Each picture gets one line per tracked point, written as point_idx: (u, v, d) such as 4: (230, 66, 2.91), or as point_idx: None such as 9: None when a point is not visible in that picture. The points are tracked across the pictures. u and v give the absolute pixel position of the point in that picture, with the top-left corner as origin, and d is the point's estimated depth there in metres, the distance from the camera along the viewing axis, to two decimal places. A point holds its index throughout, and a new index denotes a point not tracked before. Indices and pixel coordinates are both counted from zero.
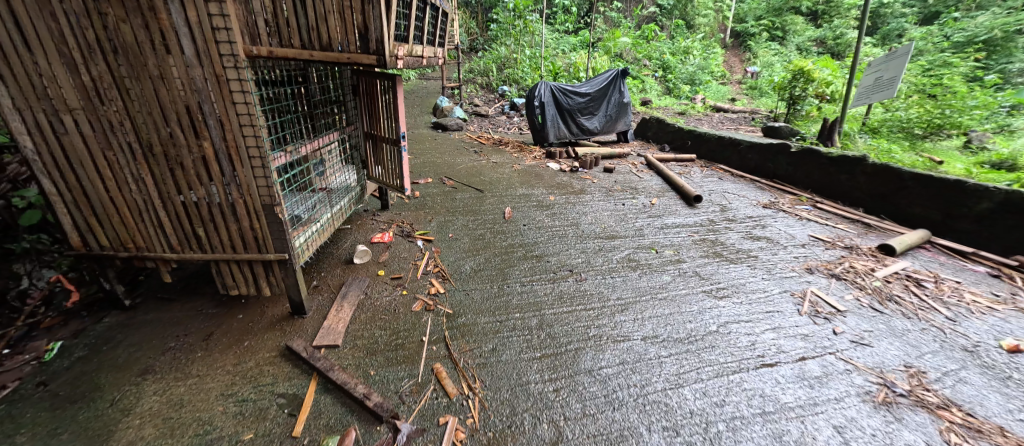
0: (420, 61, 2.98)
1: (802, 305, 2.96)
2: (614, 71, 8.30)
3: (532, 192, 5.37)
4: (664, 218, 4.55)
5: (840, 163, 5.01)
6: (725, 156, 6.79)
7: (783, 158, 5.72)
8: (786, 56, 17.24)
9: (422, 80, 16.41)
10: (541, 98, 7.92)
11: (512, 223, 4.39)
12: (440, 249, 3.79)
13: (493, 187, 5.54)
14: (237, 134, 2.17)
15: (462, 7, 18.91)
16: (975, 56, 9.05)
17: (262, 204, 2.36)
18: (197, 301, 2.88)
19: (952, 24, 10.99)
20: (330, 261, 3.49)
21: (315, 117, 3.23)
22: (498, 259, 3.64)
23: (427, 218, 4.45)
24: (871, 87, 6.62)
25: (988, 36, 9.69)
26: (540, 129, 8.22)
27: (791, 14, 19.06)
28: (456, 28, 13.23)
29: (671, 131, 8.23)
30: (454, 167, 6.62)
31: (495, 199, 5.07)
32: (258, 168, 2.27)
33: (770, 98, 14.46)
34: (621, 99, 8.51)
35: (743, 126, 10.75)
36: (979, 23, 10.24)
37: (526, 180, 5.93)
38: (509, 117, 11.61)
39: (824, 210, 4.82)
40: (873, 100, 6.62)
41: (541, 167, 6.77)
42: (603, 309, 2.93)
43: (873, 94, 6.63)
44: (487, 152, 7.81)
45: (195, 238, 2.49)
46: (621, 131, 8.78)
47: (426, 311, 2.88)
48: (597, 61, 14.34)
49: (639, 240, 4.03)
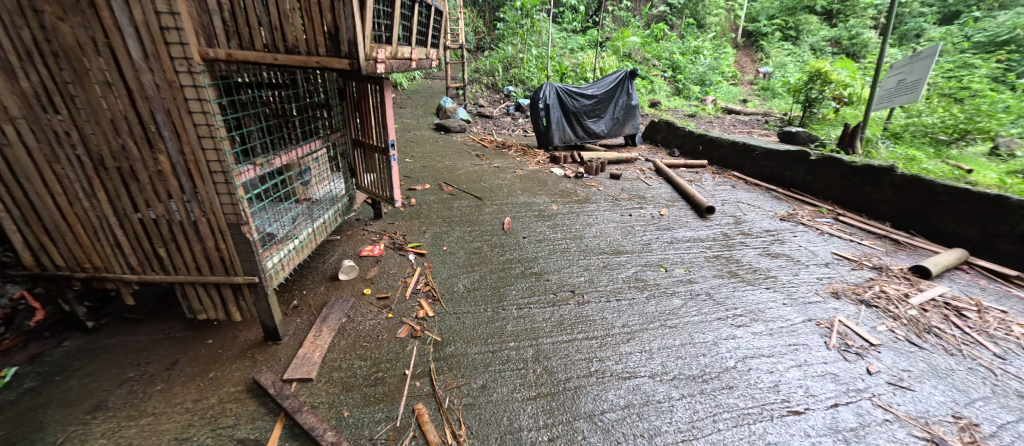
0: (408, 64, 2.74)
1: (830, 338, 2.66)
2: (622, 72, 8.00)
3: (535, 200, 5.11)
4: (674, 232, 4.25)
5: (863, 174, 4.68)
6: (738, 162, 6.47)
7: (802, 166, 5.39)
8: (798, 57, 16.79)
9: (427, 80, 16.20)
10: (546, 100, 7.67)
11: (512, 235, 4.14)
12: (433, 265, 3.54)
13: (493, 195, 5.29)
14: (196, 147, 1.93)
15: (469, 7, 18.71)
16: (1001, 57, 8.62)
17: (228, 223, 2.13)
18: (166, 323, 2.65)
19: (974, 25, 10.56)
20: (314, 277, 3.25)
21: (301, 123, 3.04)
22: (496, 277, 3.38)
23: (421, 229, 4.20)
24: (894, 89, 6.24)
25: (1011, 35, 9.33)
26: (544, 132, 7.95)
27: (804, 13, 18.58)
28: (461, 27, 13.00)
29: (681, 135, 7.92)
30: (455, 172, 6.38)
31: (495, 208, 4.82)
32: (221, 184, 2.03)
33: (783, 100, 14.04)
34: (629, 101, 8.20)
35: (756, 129, 10.38)
36: (1001, 23, 9.82)
37: (528, 187, 5.67)
38: (514, 118, 11.35)
39: (847, 224, 4.49)
40: (895, 103, 6.24)
41: (545, 172, 6.50)
42: (607, 338, 2.66)
43: (896, 96, 6.25)
44: (490, 156, 7.55)
45: (156, 259, 2.26)
46: (629, 134, 8.48)
47: (412, 339, 2.63)
48: (605, 60, 14.03)
49: (647, 256, 3.74)
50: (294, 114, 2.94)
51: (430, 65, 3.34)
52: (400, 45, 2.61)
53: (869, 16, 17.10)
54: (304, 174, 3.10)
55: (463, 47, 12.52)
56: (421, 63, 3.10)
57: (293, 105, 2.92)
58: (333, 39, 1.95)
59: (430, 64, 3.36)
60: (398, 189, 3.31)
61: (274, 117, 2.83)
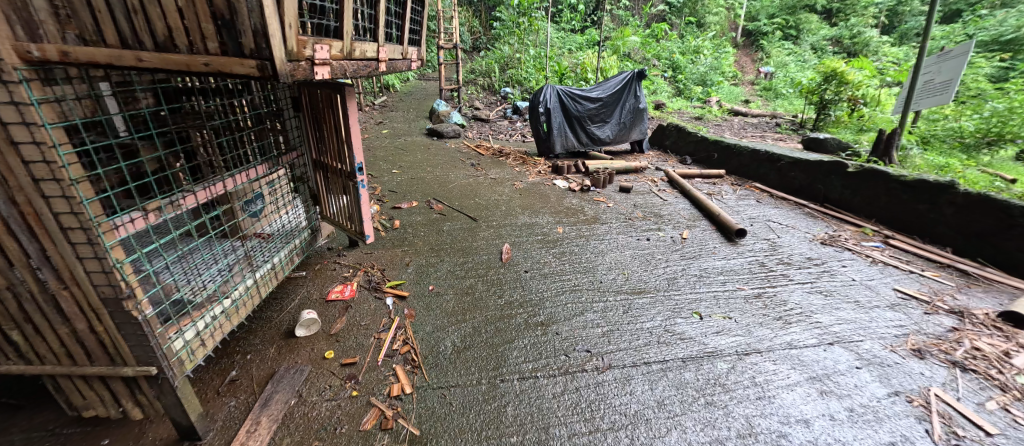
0: (373, 66, 2.08)
1: (932, 424, 2.02)
2: (628, 73, 7.37)
3: (537, 221, 4.46)
4: (703, 261, 3.63)
5: (915, 190, 4.06)
6: (760, 172, 5.84)
7: (837, 179, 4.78)
8: (801, 56, 16.22)
9: (420, 82, 15.52)
10: (546, 104, 7.05)
11: (511, 268, 3.49)
12: (415, 312, 2.88)
13: (489, 214, 4.64)
14: (31, 195, 1.27)
15: (465, 6, 18.10)
16: (1002, 56, 8.22)
17: (103, 298, 1.48)
18: (53, 411, 1.99)
19: (979, 22, 10.05)
20: (264, 335, 2.60)
21: (262, 136, 2.50)
22: (493, 328, 2.73)
23: (403, 261, 3.55)
24: (918, 91, 5.53)
25: (1015, 34, 8.70)
26: (545, 139, 7.31)
27: (805, 12, 18.03)
28: (454, 26, 12.35)
29: (693, 141, 7.30)
30: (447, 185, 5.73)
31: (491, 232, 4.16)
32: (84, 246, 1.37)
33: (789, 100, 13.47)
34: (636, 105, 7.58)
35: (768, 133, 9.76)
36: (1002, 21, 9.33)
37: (528, 203, 5.02)
38: (512, 122, 10.71)
39: (899, 249, 3.87)
40: (921, 106, 5.49)
41: (546, 184, 5.85)
42: (637, 428, 2.01)
43: (921, 100, 5.52)
44: (485, 165, 6.89)
45: (12, 345, 1.61)
46: (635, 140, 7.86)
47: (379, 433, 1.97)
48: (605, 60, 13.40)
49: (674, 296, 3.11)
50: (251, 125, 2.39)
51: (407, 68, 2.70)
52: (358, 39, 1.94)
53: (869, 14, 16.54)
54: (252, 203, 2.46)
55: (457, 47, 11.84)
56: (395, 67, 2.45)
57: (249, 115, 2.37)
58: (231, 28, 1.29)
59: (408, 66, 2.70)
60: (370, 222, 2.68)
61: (225, 130, 2.30)
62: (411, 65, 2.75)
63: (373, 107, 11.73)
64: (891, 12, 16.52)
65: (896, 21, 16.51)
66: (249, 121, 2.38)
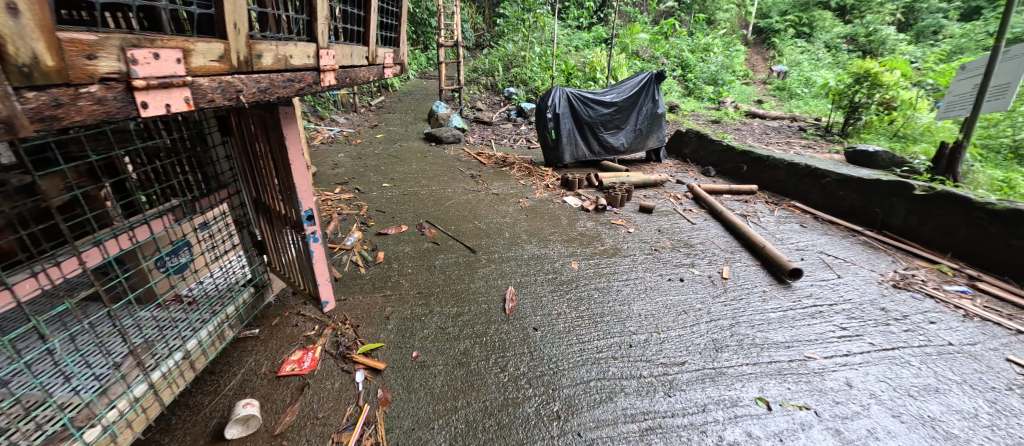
0: (301, 78, 1.45)
1: None
2: (645, 74, 6.67)
3: (546, 252, 3.78)
4: (755, 312, 2.94)
5: (1007, 222, 3.34)
6: (800, 189, 5.12)
7: (900, 202, 4.06)
8: (814, 54, 15.34)
9: (420, 81, 14.82)
10: (555, 109, 6.36)
11: (517, 322, 2.81)
12: (392, 395, 2.20)
13: (490, 241, 3.97)
14: None
15: (468, 2, 17.41)
16: None
17: None
18: None
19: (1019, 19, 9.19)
20: (185, 437, 1.93)
21: (203, 161, 1.91)
22: (493, 425, 2.04)
23: (384, 313, 2.87)
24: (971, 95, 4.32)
25: None
26: (553, 147, 6.61)
27: (819, 9, 17.13)
28: (454, 23, 11.66)
29: (717, 150, 6.59)
30: (442, 203, 5.04)
31: (491, 270, 3.47)
32: None
33: (805, 100, 12.65)
34: (654, 109, 6.87)
35: (792, 140, 8.97)
36: None
37: (535, 227, 4.33)
38: (515, 125, 9.99)
39: (995, 296, 3.15)
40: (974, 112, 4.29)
41: (555, 202, 5.18)
42: None
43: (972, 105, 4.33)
44: (487, 178, 6.20)
45: None
46: (652, 148, 7.16)
47: None
48: (614, 59, 12.62)
49: (728, 369, 2.42)
50: (189, 147, 1.80)
51: (378, 78, 2.03)
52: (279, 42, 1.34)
53: (887, 11, 15.64)
54: (174, 255, 1.84)
55: (458, 44, 11.10)
56: (355, 77, 1.78)
57: (189, 135, 1.79)
58: None
59: (379, 75, 2.03)
60: (327, 284, 2.01)
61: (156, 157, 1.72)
62: (384, 73, 2.07)
63: (369, 109, 11.04)
64: (908, 9, 15.56)
65: (912, 19, 15.55)
66: (189, 141, 1.81)
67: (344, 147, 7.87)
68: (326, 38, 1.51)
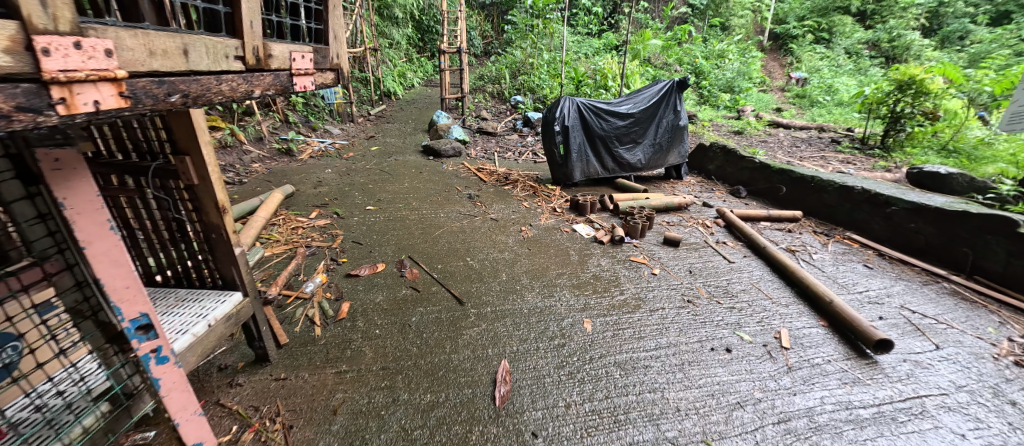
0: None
1: None
2: (666, 82, 5.93)
3: (552, 304, 3.02)
4: (838, 408, 2.14)
5: None
6: (856, 217, 4.30)
7: (999, 242, 3.23)
8: (835, 60, 14.35)
9: (425, 89, 14.24)
10: (563, 121, 5.63)
11: (510, 420, 2.05)
12: None
13: (481, 287, 3.23)
14: None
15: (475, 8, 16.89)
16: None
17: None
18: None
19: None
20: None
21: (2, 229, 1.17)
22: None
23: (331, 403, 2.14)
24: None
25: None
26: (562, 164, 5.87)
27: (838, 15, 15.99)
28: (457, 28, 11.01)
29: (748, 168, 5.76)
30: (430, 232, 4.31)
31: (481, 332, 2.71)
32: None
33: (829, 108, 11.71)
34: (675, 121, 6.12)
35: (827, 154, 8.05)
36: None
37: (539, 266, 3.59)
38: (521, 136, 9.29)
39: None
40: None
41: (563, 230, 4.42)
42: None
43: None
44: (486, 198, 5.49)
45: None
46: (673, 164, 6.38)
47: None
48: (626, 66, 11.86)
49: None
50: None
51: (279, 92, 1.54)
52: None
53: (910, 17, 14.25)
54: None
55: (461, 51, 10.47)
56: (215, 90, 1.23)
57: None
58: None
59: (276, 85, 1.52)
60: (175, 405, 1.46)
61: None
62: (287, 84, 1.58)
63: (368, 119, 10.43)
64: (932, 14, 14.40)
65: (937, 24, 14.41)
66: None
67: (334, 161, 7.26)
68: (71, 15, 0.83)
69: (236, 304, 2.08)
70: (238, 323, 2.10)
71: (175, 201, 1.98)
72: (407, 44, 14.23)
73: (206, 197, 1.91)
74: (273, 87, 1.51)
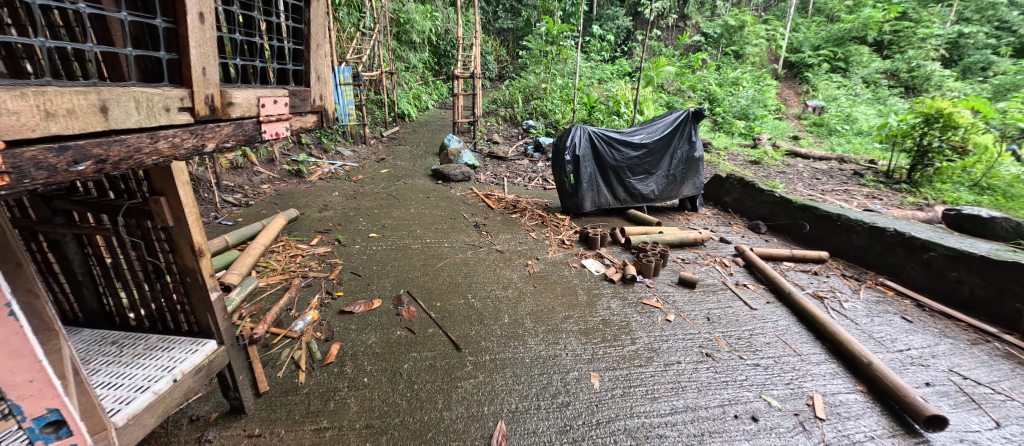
0: None
1: None
2: (681, 112, 5.76)
3: (558, 354, 2.77)
4: None
5: None
6: (888, 261, 3.99)
7: None
8: (853, 90, 13.98)
9: (438, 111, 14.35)
10: (574, 150, 5.48)
11: None
12: None
13: (480, 331, 3.00)
14: None
15: (491, 34, 17.14)
16: None
17: None
18: None
19: None
20: None
21: None
22: None
23: None
24: None
25: None
26: (572, 193, 5.68)
27: (855, 44, 15.48)
28: (470, 54, 11.07)
29: (768, 202, 5.49)
30: (432, 263, 4.12)
31: (478, 385, 2.47)
32: None
33: (848, 138, 11.35)
34: (689, 152, 5.91)
35: (850, 186, 7.68)
36: None
37: (544, 308, 3.35)
38: (532, 161, 9.17)
39: None
40: None
41: (571, 265, 4.20)
42: None
43: None
44: (492, 227, 5.30)
45: None
46: (687, 196, 6.15)
47: None
48: (639, 92, 11.74)
49: None
50: None
51: (242, 140, 1.56)
52: None
53: (929, 47, 13.92)
54: None
55: (474, 76, 10.51)
56: (146, 151, 1.19)
57: None
58: None
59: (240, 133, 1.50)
60: None
61: None
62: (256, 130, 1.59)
63: (380, 140, 10.46)
64: (952, 43, 13.94)
65: (957, 55, 13.93)
66: None
67: (343, 184, 7.21)
68: None
69: (209, 355, 1.89)
70: (210, 374, 1.91)
71: (152, 242, 1.85)
72: (423, 68, 14.43)
73: (183, 239, 1.77)
74: (234, 137, 1.53)
